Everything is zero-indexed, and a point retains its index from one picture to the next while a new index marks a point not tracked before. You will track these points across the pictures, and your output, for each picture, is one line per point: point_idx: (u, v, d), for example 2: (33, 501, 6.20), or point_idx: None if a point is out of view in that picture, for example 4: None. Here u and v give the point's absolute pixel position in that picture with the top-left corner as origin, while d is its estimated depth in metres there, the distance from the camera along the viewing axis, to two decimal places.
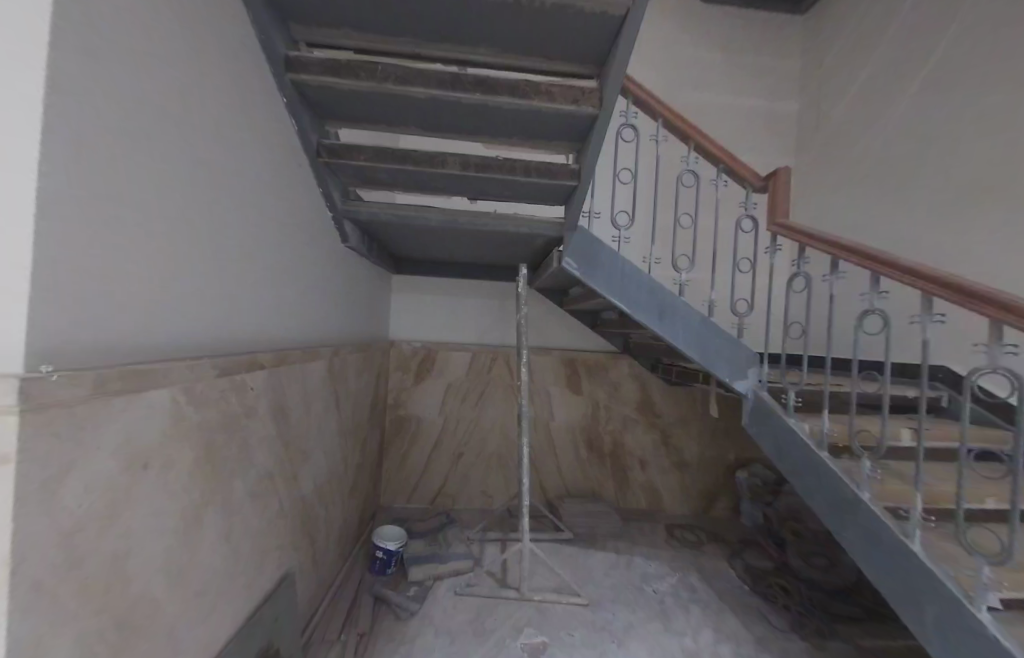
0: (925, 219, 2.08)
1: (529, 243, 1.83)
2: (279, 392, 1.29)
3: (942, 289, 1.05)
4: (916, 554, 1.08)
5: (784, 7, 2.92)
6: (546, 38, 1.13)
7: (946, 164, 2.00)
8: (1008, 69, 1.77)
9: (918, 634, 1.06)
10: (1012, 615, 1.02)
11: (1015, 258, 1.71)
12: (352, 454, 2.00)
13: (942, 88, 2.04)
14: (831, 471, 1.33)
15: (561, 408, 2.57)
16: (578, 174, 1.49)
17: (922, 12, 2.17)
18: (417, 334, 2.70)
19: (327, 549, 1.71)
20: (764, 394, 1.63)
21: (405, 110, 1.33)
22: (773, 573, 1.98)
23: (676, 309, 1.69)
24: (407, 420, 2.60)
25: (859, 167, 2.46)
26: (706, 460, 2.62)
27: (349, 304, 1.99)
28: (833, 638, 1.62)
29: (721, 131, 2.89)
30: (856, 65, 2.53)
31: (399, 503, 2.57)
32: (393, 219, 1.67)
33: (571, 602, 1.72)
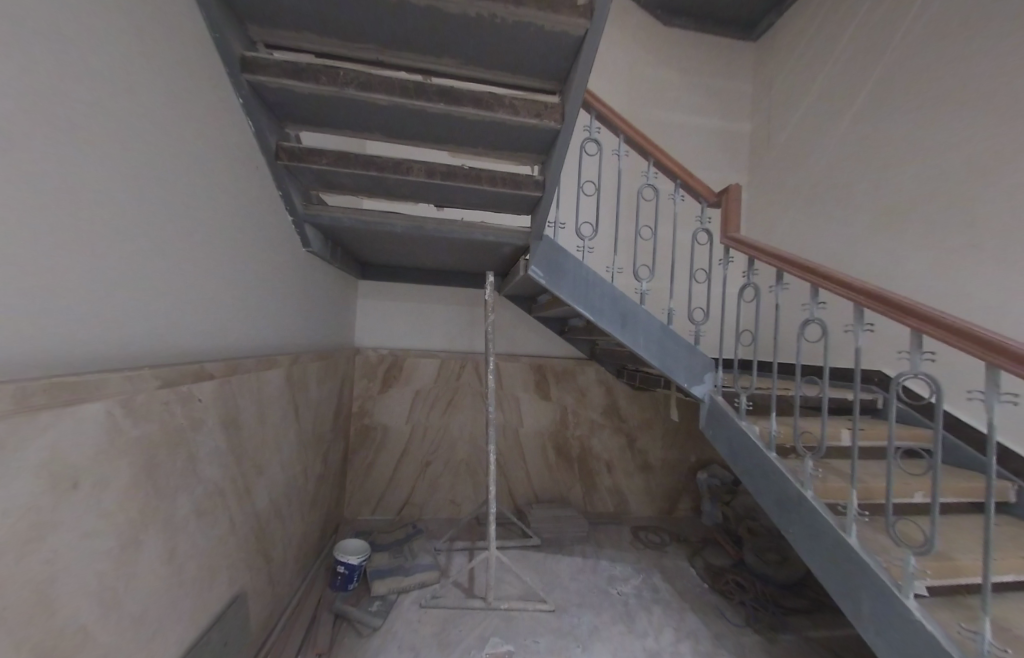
0: (860, 235, 2.26)
1: (496, 251, 1.85)
2: (231, 403, 1.23)
3: (870, 300, 1.14)
4: (853, 548, 1.16)
5: (738, 33, 3.12)
6: (508, 53, 1.16)
7: (878, 184, 2.18)
8: (929, 101, 1.97)
9: (854, 622, 1.14)
10: (934, 600, 1.11)
11: (935, 271, 1.89)
12: (312, 466, 1.93)
13: (875, 115, 2.23)
14: (778, 471, 1.40)
15: (530, 414, 2.59)
16: (541, 185, 1.53)
17: (856, 46, 2.38)
18: (384, 341, 2.65)
19: (285, 566, 1.65)
20: (719, 398, 1.70)
21: (368, 116, 1.31)
22: (731, 570, 2.06)
23: (638, 317, 1.75)
24: (373, 429, 2.53)
25: (804, 184, 2.65)
26: (669, 462, 2.70)
27: (311, 311, 1.93)
28: (784, 630, 1.70)
29: (681, 146, 3.04)
30: (801, 90, 2.72)
31: (364, 515, 2.50)
32: (357, 224, 1.65)
33: (537, 609, 1.73)
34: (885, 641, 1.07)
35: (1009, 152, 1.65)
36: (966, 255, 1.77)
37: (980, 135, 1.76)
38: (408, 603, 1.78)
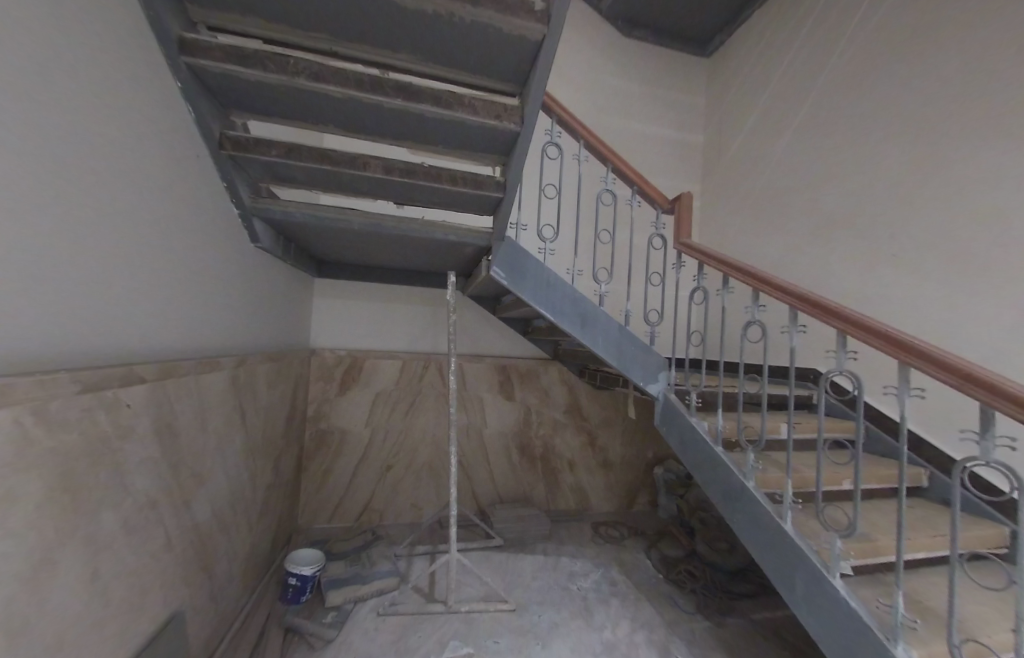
0: (798, 243, 2.45)
1: (458, 251, 1.83)
2: (165, 409, 1.14)
3: (801, 302, 1.24)
4: (788, 534, 1.24)
5: (692, 49, 3.28)
6: (467, 53, 1.15)
7: (814, 196, 2.37)
8: (856, 122, 2.16)
9: (790, 602, 1.23)
10: (856, 578, 1.22)
11: (861, 277, 2.07)
12: (262, 473, 1.83)
13: (812, 132, 2.41)
14: (724, 464, 1.48)
15: (493, 415, 2.59)
16: (502, 186, 1.53)
17: (794, 68, 2.57)
18: (341, 341, 2.56)
19: (230, 581, 1.55)
20: (672, 395, 1.78)
21: (322, 107, 1.26)
22: (684, 560, 2.16)
23: (596, 318, 1.79)
24: (330, 433, 2.44)
25: (750, 195, 2.83)
26: (628, 459, 2.79)
27: (260, 310, 1.83)
28: (730, 614, 1.80)
29: (640, 154, 3.16)
30: (748, 106, 2.90)
31: (320, 523, 2.40)
32: (311, 221, 1.58)
33: (498, 609, 1.73)
34: (815, 618, 1.16)
35: (922, 172, 1.84)
36: (887, 263, 1.96)
37: (899, 154, 1.94)
38: (365, 611, 1.73)
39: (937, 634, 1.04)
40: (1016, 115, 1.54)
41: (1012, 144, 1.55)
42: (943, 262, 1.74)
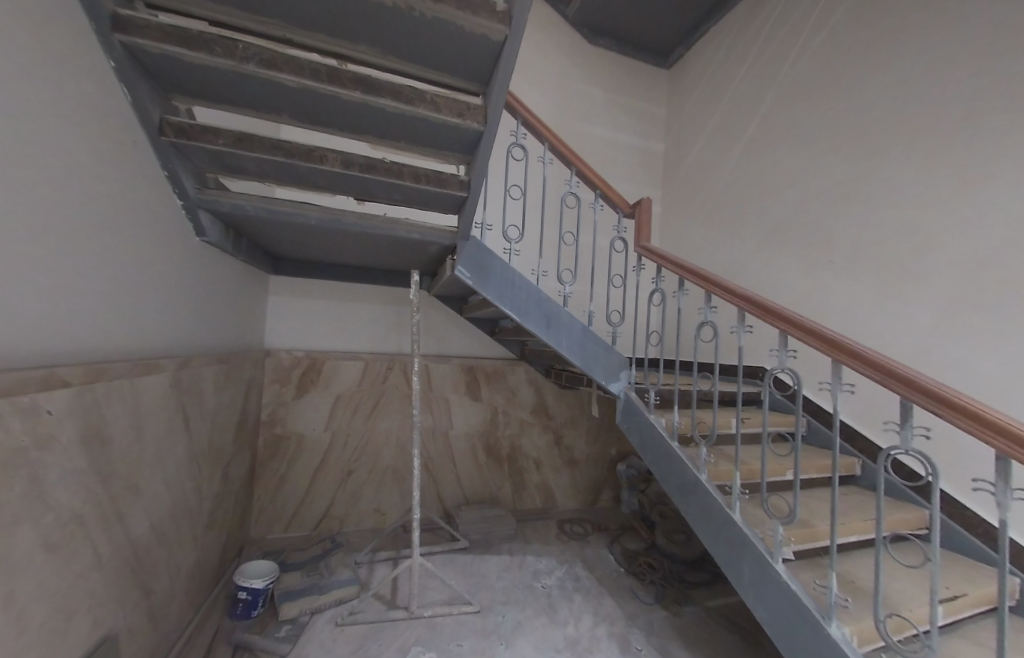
0: (748, 248, 2.60)
1: (422, 250, 1.80)
2: (94, 416, 1.05)
3: (747, 305, 1.31)
4: (737, 523, 1.31)
5: (653, 60, 3.41)
6: (428, 50, 1.14)
7: (762, 205, 2.52)
8: (798, 137, 2.32)
9: (739, 588, 1.30)
10: (796, 562, 1.31)
11: (802, 281, 2.23)
12: (208, 482, 1.72)
13: (761, 144, 2.56)
14: (679, 459, 1.55)
15: (459, 416, 2.57)
16: (467, 185, 1.52)
17: (746, 82, 2.72)
18: (298, 341, 2.45)
19: (171, 599, 1.44)
20: (632, 393, 1.84)
21: (275, 98, 1.21)
22: (644, 553, 2.23)
23: (560, 318, 1.82)
24: (286, 439, 2.33)
25: (705, 201, 2.97)
26: (593, 456, 2.85)
27: (207, 309, 1.73)
28: (686, 603, 1.88)
29: (604, 159, 3.24)
30: (704, 116, 3.04)
31: (275, 533, 2.29)
32: (264, 214, 1.50)
33: (461, 612, 1.71)
34: (760, 602, 1.23)
35: (856, 186, 2.00)
36: (826, 268, 2.11)
37: (836, 169, 2.10)
38: (322, 622, 1.66)
39: (866, 610, 1.13)
40: (934, 136, 1.71)
41: (931, 163, 1.71)
42: (873, 269, 1.90)
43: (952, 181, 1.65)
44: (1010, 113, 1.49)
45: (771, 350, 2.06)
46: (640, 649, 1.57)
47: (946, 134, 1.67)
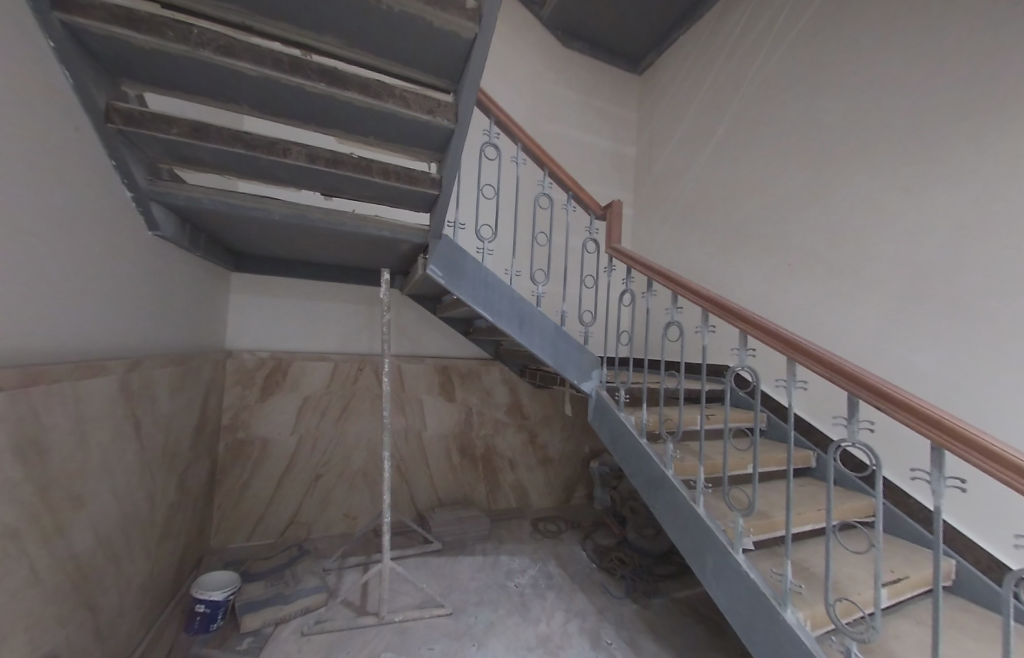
0: (713, 251, 2.70)
1: (393, 248, 1.77)
2: (29, 422, 0.97)
3: (711, 305, 1.36)
4: (700, 516, 1.36)
5: (625, 66, 3.49)
6: (397, 44, 1.11)
7: (727, 209, 2.62)
8: (759, 145, 2.43)
9: (702, 579, 1.34)
10: (755, 552, 1.37)
11: (763, 283, 2.33)
12: (163, 491, 1.62)
13: (726, 151, 2.66)
14: (648, 456, 1.59)
15: (432, 417, 2.54)
16: (438, 183, 1.50)
17: (712, 90, 2.81)
18: (262, 342, 2.36)
19: (120, 616, 1.35)
20: (604, 391, 1.87)
21: (235, 87, 1.15)
22: (615, 548, 2.28)
23: (533, 318, 1.83)
24: (249, 443, 2.23)
25: (674, 204, 3.06)
26: (566, 455, 2.88)
27: (161, 308, 1.64)
28: (655, 595, 1.93)
29: (577, 161, 3.29)
30: (673, 122, 3.13)
31: (237, 542, 2.20)
32: (224, 208, 1.42)
33: (434, 615, 1.70)
34: (722, 591, 1.28)
35: (813, 192, 2.11)
36: (785, 271, 2.22)
37: (794, 177, 2.21)
38: (288, 632, 1.61)
39: (817, 595, 1.19)
40: (880, 149, 1.83)
41: (879, 173, 1.83)
42: (827, 272, 2.01)
43: (897, 191, 1.76)
44: (948, 129, 1.61)
45: (731, 349, 2.16)
46: (611, 643, 1.60)
47: (893, 146, 1.79)
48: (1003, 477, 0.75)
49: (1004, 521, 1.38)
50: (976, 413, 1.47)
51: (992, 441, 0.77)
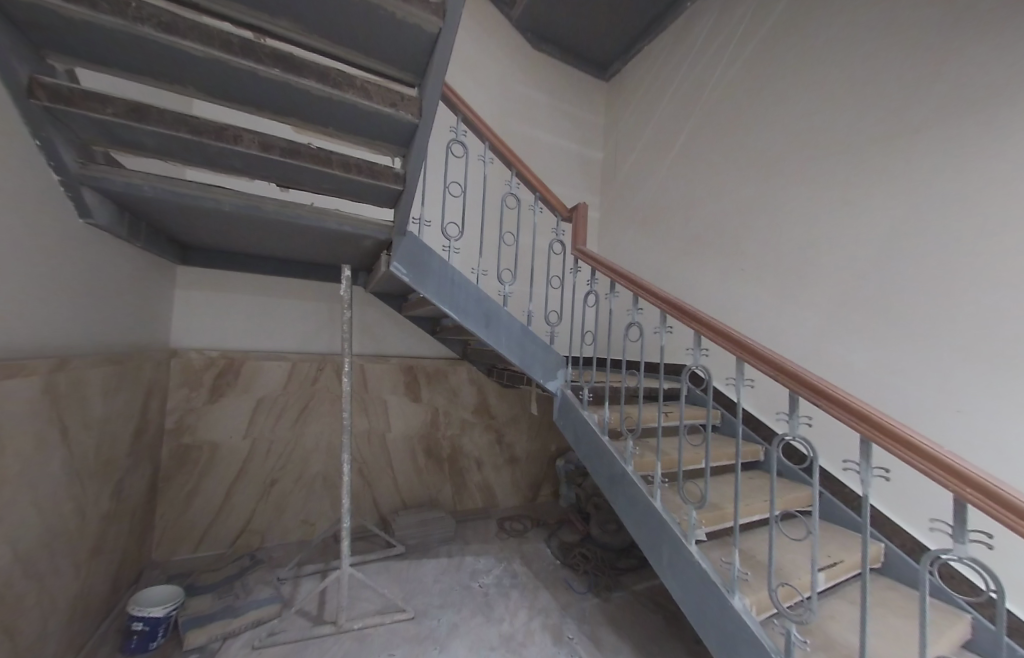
0: (672, 254, 2.81)
1: (355, 244, 1.71)
2: None
3: (669, 307, 1.41)
4: (657, 510, 1.40)
5: (593, 72, 3.57)
6: (357, 32, 1.07)
7: (686, 215, 2.73)
8: (715, 155, 2.56)
9: (659, 570, 1.39)
10: (707, 543, 1.43)
11: (717, 287, 2.45)
12: (95, 502, 1.49)
13: (686, 159, 2.77)
14: (609, 453, 1.63)
15: (397, 417, 2.48)
16: (402, 178, 1.47)
17: (673, 99, 2.92)
18: (212, 340, 2.22)
19: (43, 642, 1.23)
20: (568, 390, 1.91)
21: (180, 68, 1.08)
22: (580, 544, 2.32)
23: (499, 317, 1.83)
24: (197, 448, 2.09)
25: (638, 209, 3.16)
26: (533, 454, 2.90)
27: (94, 304, 1.51)
28: (616, 588, 1.99)
29: (545, 163, 3.33)
30: (638, 128, 3.23)
31: (182, 554, 2.06)
32: (168, 197, 1.33)
33: (395, 620, 1.66)
34: (676, 581, 1.33)
35: (763, 202, 2.24)
36: (738, 275, 2.34)
37: (747, 186, 2.34)
38: (237, 647, 1.52)
39: (762, 581, 1.26)
40: (822, 164, 1.97)
41: (820, 187, 1.97)
42: (776, 277, 2.14)
43: (836, 203, 1.90)
44: (881, 147, 1.75)
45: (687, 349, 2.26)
46: (572, 637, 1.63)
47: (833, 162, 1.93)
48: (924, 469, 0.82)
49: (923, 506, 1.51)
50: (902, 408, 1.62)
51: (910, 431, 0.85)
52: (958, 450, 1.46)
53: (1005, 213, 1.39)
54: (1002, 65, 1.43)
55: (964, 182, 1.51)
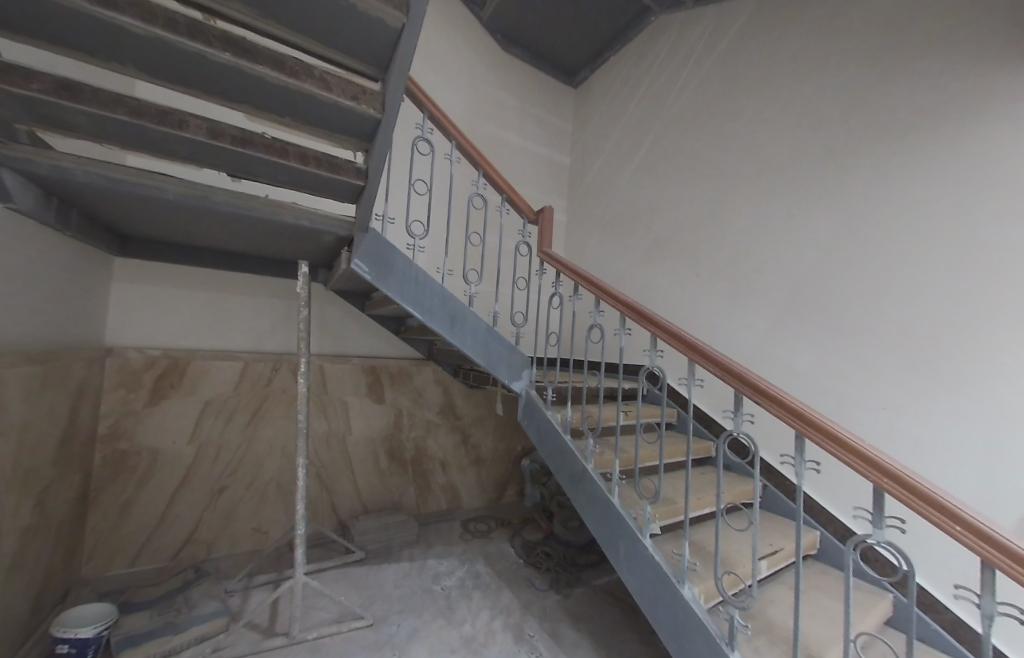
0: (633, 258, 2.90)
1: (314, 239, 1.65)
2: None
3: (629, 310, 1.45)
4: (615, 506, 1.45)
5: (562, 77, 3.65)
6: (316, 22, 1.04)
7: (646, 221, 2.84)
8: (674, 164, 2.67)
9: (616, 564, 1.43)
10: (662, 537, 1.49)
11: (674, 290, 2.56)
12: (13, 516, 1.35)
13: (648, 167, 2.87)
14: (571, 451, 1.66)
15: (358, 419, 2.41)
16: (364, 174, 1.43)
17: (637, 107, 3.02)
18: (154, 339, 2.07)
19: None
20: (533, 390, 1.93)
21: (118, 46, 1.00)
22: (543, 543, 2.34)
23: (464, 317, 1.82)
24: (135, 455, 1.94)
25: (602, 214, 3.24)
26: (498, 454, 2.91)
27: (15, 298, 1.37)
28: (577, 584, 2.03)
29: (513, 165, 3.35)
30: (603, 135, 3.32)
31: (117, 569, 1.90)
32: (104, 183, 1.23)
33: (352, 627, 1.61)
34: (632, 574, 1.37)
35: (717, 212, 2.36)
36: (694, 280, 2.45)
37: (703, 196, 2.46)
38: None
39: (709, 571, 1.33)
40: (769, 178, 2.12)
41: (768, 199, 2.11)
42: (727, 283, 2.26)
43: (781, 215, 2.04)
44: (820, 165, 1.90)
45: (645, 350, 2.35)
46: (533, 635, 1.65)
47: (779, 176, 2.07)
48: (849, 461, 0.90)
49: (849, 495, 1.65)
50: (836, 406, 1.75)
51: (838, 427, 0.92)
52: (882, 444, 1.61)
53: (925, 231, 1.56)
54: (923, 99, 1.59)
55: (889, 201, 1.66)
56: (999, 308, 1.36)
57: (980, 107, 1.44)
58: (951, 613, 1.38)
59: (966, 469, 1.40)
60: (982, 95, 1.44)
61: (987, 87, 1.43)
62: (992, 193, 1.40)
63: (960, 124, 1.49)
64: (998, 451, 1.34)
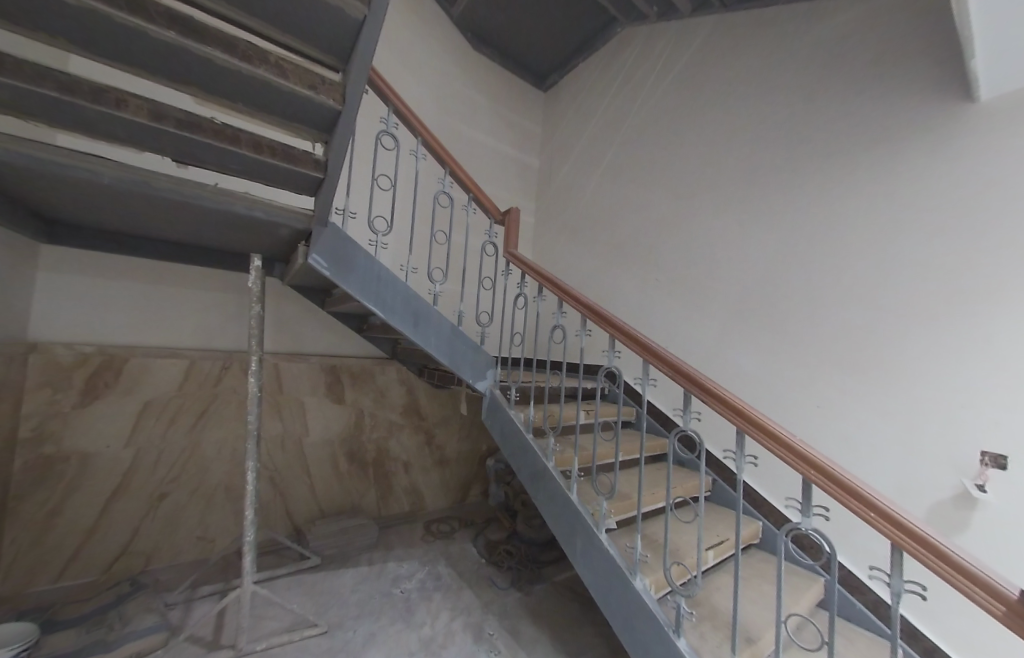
0: (596, 261, 2.98)
1: (269, 232, 1.58)
2: None
3: (589, 312, 1.48)
4: (573, 503, 1.48)
5: (532, 80, 3.68)
6: (273, 7, 1.01)
7: (609, 226, 2.91)
8: (637, 171, 2.76)
9: (573, 560, 1.46)
10: (617, 531, 1.54)
11: (634, 294, 2.65)
12: None
13: (613, 172, 2.95)
14: (533, 450, 1.68)
15: (315, 420, 2.32)
16: (323, 166, 1.39)
17: (603, 113, 3.10)
18: (89, 334, 1.92)
19: None
20: (496, 390, 1.94)
21: (46, 15, 0.92)
22: (505, 541, 2.36)
23: (428, 316, 1.80)
24: (62, 460, 1.78)
25: (568, 218, 3.30)
26: (462, 454, 2.89)
27: None
28: (537, 581, 2.06)
29: (481, 165, 3.35)
30: (571, 139, 3.38)
31: (37, 587, 1.73)
32: (27, 163, 1.12)
33: (306, 636, 1.55)
34: (588, 568, 1.41)
35: (676, 220, 2.47)
36: (653, 284, 2.54)
37: (663, 203, 2.56)
38: None
39: (660, 562, 1.39)
40: (721, 189, 2.24)
41: (720, 209, 2.23)
42: (683, 287, 2.37)
43: (732, 225, 2.16)
44: (768, 179, 2.03)
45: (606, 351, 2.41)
46: (492, 633, 1.66)
47: (731, 188, 2.19)
48: (783, 455, 0.97)
49: (784, 487, 1.78)
50: (778, 404, 1.88)
51: (774, 424, 0.99)
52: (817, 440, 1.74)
53: (855, 244, 1.70)
54: (857, 123, 1.74)
55: (827, 215, 1.80)
56: (916, 315, 1.52)
57: (904, 134, 1.60)
58: (872, 593, 1.50)
59: (887, 462, 1.54)
60: (905, 123, 1.60)
61: (910, 117, 1.59)
62: (912, 211, 1.56)
63: (888, 148, 1.64)
64: (913, 445, 1.49)
